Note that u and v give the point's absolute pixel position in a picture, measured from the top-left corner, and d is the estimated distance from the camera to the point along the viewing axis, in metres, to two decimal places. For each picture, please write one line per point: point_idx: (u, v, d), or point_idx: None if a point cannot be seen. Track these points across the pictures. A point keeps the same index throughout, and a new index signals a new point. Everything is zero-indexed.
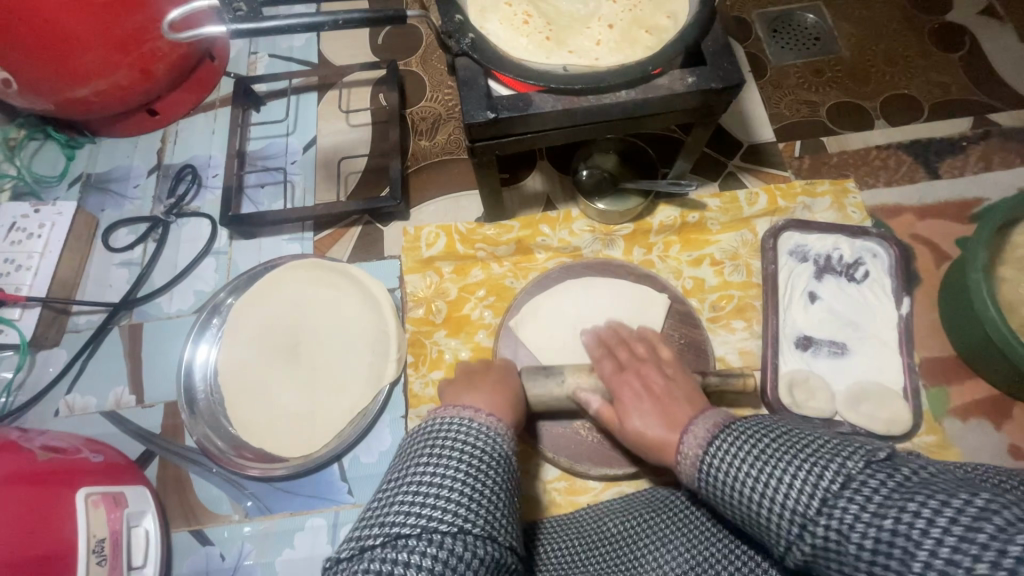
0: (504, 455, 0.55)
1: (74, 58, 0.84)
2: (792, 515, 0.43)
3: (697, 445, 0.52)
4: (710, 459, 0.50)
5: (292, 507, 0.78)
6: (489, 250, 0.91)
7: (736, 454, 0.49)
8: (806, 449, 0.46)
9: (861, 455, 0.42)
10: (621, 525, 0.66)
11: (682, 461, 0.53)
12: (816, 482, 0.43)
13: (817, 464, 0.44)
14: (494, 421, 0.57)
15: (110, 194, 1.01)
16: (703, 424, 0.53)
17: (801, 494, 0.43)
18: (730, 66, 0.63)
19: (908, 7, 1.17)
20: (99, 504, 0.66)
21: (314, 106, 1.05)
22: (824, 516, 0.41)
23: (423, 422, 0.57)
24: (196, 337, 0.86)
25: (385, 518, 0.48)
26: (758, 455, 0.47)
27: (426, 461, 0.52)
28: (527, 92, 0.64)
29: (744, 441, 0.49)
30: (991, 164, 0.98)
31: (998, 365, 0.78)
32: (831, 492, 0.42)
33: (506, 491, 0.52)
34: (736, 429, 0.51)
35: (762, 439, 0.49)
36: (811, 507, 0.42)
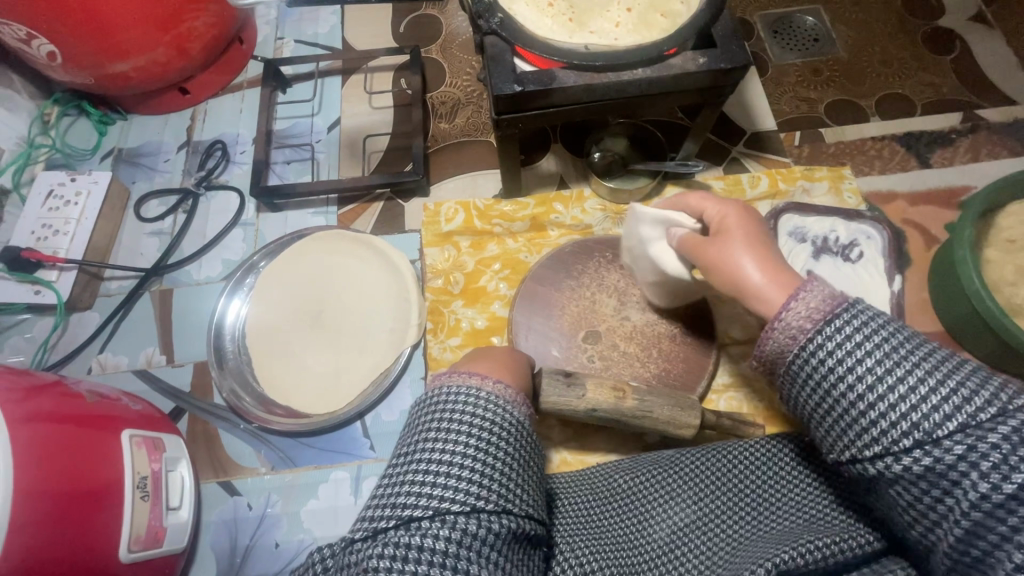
0: (514, 424, 0.55)
1: (118, 34, 0.90)
2: (912, 429, 0.40)
3: (799, 322, 0.46)
4: (822, 341, 0.45)
5: (315, 461, 0.82)
6: (505, 226, 0.96)
7: (865, 343, 0.43)
8: (952, 369, 0.41)
9: (1015, 394, 0.39)
10: (630, 481, 0.66)
11: (777, 335, 0.47)
12: (964, 403, 0.39)
13: (969, 390, 0.39)
14: (500, 388, 0.57)
15: (142, 167, 1.05)
16: (820, 294, 0.46)
17: (939, 415, 0.39)
18: (738, 49, 0.68)
19: (902, 11, 1.24)
20: (141, 446, 0.71)
21: (339, 88, 1.10)
22: (959, 441, 0.38)
23: (426, 394, 0.58)
24: (230, 292, 0.91)
25: (396, 501, 0.49)
26: (885, 357, 0.42)
27: (434, 436, 0.53)
28: (549, 68, 0.69)
29: (871, 334, 0.43)
30: (978, 156, 1.04)
31: (983, 337, 0.83)
32: (978, 420, 0.38)
33: (517, 458, 0.53)
34: (860, 313, 0.44)
35: (892, 338, 0.43)
36: (946, 428, 0.39)
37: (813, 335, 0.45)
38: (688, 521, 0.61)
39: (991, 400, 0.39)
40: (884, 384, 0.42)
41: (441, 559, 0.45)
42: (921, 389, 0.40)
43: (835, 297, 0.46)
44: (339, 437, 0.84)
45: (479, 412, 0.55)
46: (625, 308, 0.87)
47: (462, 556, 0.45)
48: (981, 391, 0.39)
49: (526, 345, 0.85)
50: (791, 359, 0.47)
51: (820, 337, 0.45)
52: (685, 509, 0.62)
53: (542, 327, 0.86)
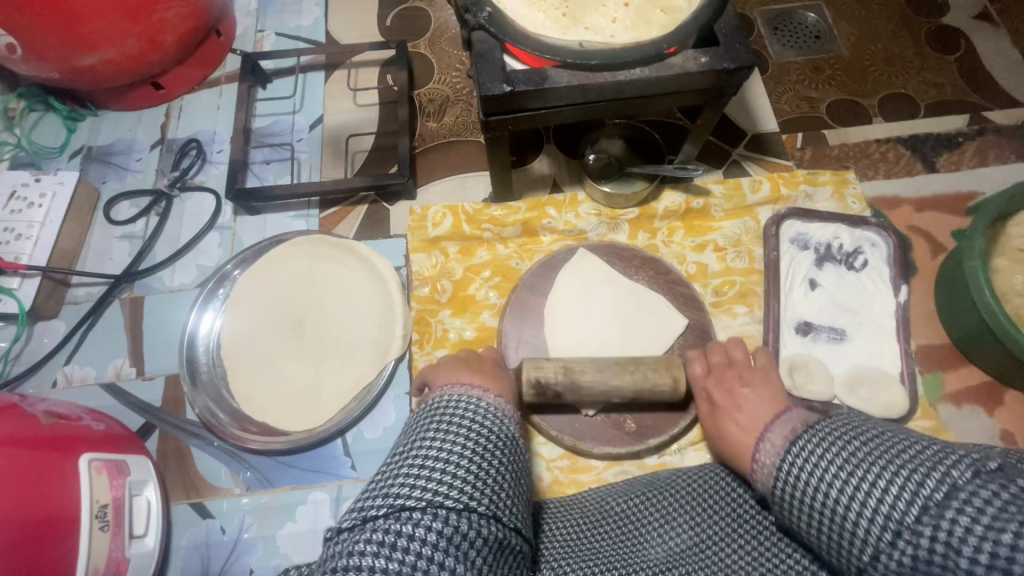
0: (509, 437, 0.56)
1: (82, 26, 0.84)
2: (884, 521, 0.41)
3: (773, 452, 0.52)
4: (788, 462, 0.50)
5: (292, 481, 0.78)
6: (495, 231, 0.91)
7: (828, 451, 0.47)
8: (904, 460, 0.43)
9: (974, 466, 0.39)
10: (625, 505, 0.63)
11: (759, 469, 0.53)
12: (915, 488, 0.40)
13: (919, 471, 0.41)
14: (500, 402, 0.58)
15: (112, 166, 1.00)
16: (780, 432, 0.53)
17: (898, 501, 0.41)
18: (742, 48, 0.64)
19: (906, 8, 1.20)
20: (102, 471, 0.66)
21: (321, 85, 1.04)
22: (925, 524, 0.39)
23: (428, 400, 0.58)
24: (201, 306, 0.86)
25: (389, 490, 0.48)
26: (845, 459, 0.46)
27: (433, 436, 0.53)
28: (541, 67, 0.64)
29: (830, 443, 0.48)
30: (986, 160, 1.01)
31: (991, 351, 0.80)
32: (935, 500, 0.39)
33: (510, 471, 0.53)
34: (820, 430, 0.50)
35: (848, 443, 0.47)
36: (910, 514, 0.40)
37: (785, 455, 0.51)
38: (684, 546, 0.57)
39: (942, 477, 0.40)
40: (852, 491, 0.44)
41: (428, 552, 0.44)
42: (878, 484, 0.43)
43: (796, 424, 0.53)
44: (319, 456, 0.79)
45: (477, 418, 0.55)
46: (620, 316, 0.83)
47: (449, 552, 0.44)
48: (932, 471, 0.40)
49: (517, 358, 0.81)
50: (776, 486, 0.51)
51: (785, 460, 0.50)
52: (679, 535, 0.58)
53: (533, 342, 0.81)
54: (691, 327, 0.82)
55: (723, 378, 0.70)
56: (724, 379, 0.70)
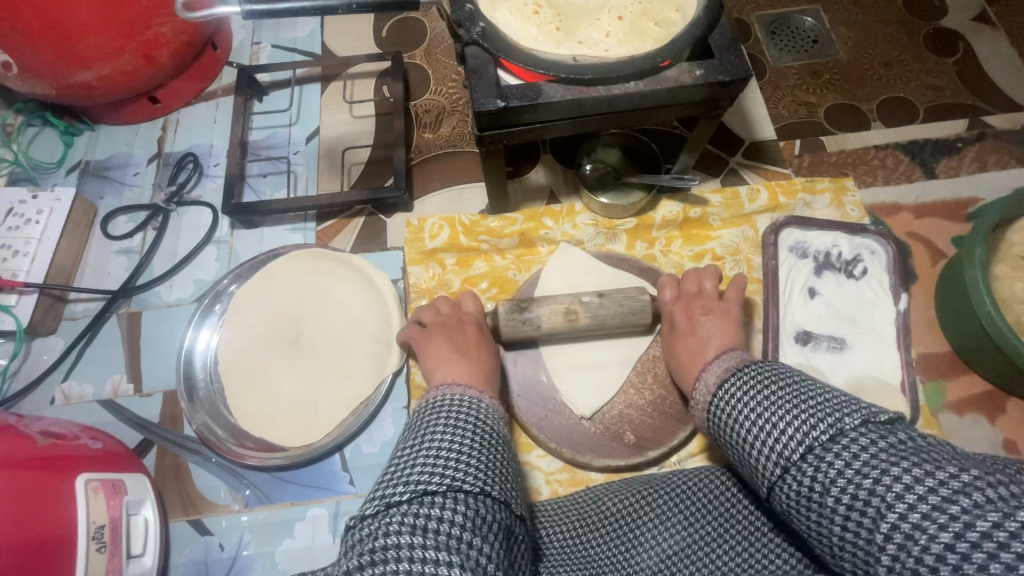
0: (503, 436, 0.58)
1: (76, 43, 0.84)
2: (778, 458, 0.48)
3: (707, 389, 0.58)
4: (718, 398, 0.56)
5: (291, 497, 0.78)
6: (492, 243, 0.91)
7: (758, 392, 0.53)
8: (815, 410, 0.48)
9: (861, 417, 0.45)
10: (620, 504, 0.62)
11: (694, 404, 0.61)
12: (808, 432, 0.47)
13: (816, 417, 0.47)
14: (483, 398, 0.60)
15: (110, 181, 1.00)
16: (717, 367, 0.59)
17: (791, 441, 0.47)
18: (736, 60, 0.64)
19: (905, 12, 1.19)
20: (98, 491, 0.65)
21: (317, 96, 1.04)
22: (809, 463, 0.46)
23: (427, 399, 0.60)
24: (198, 321, 0.86)
25: (410, 477, 0.48)
26: (764, 401, 0.52)
27: (440, 430, 0.54)
28: (536, 82, 0.64)
29: (755, 386, 0.54)
30: (985, 165, 1.00)
31: (992, 360, 0.80)
32: (821, 442, 0.46)
33: (508, 464, 0.54)
34: (750, 372, 0.55)
35: (769, 386, 0.53)
36: (798, 453, 0.47)
37: (716, 392, 0.57)
38: (675, 549, 0.57)
39: (833, 425, 0.46)
40: (763, 428, 0.50)
41: (458, 533, 0.44)
42: (785, 427, 0.49)
43: (732, 364, 0.58)
44: (316, 471, 0.79)
45: (476, 415, 0.57)
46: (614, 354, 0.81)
47: (474, 531, 0.44)
48: (826, 420, 0.46)
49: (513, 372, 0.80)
50: (709, 414, 0.58)
51: (714, 396, 0.56)
52: (671, 537, 0.58)
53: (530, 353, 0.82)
54: None
55: (689, 304, 0.74)
56: (690, 306, 0.74)
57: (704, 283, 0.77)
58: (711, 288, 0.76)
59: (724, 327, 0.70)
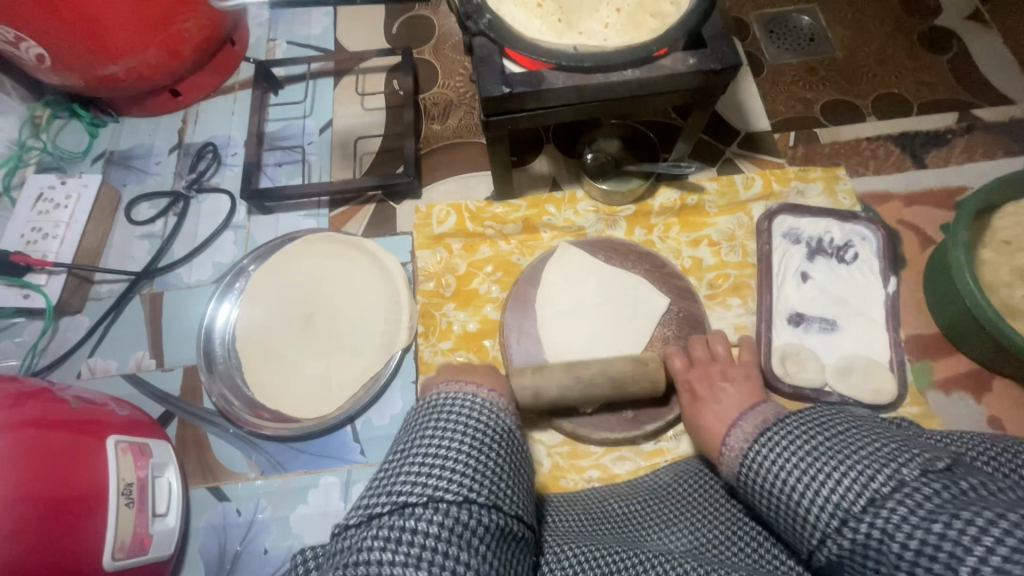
0: (505, 431, 0.58)
1: (106, 37, 0.89)
2: (834, 509, 0.46)
3: (740, 443, 0.58)
4: (756, 449, 0.55)
5: (304, 466, 0.82)
6: (497, 228, 0.95)
7: (796, 445, 0.52)
8: (867, 456, 0.47)
9: (919, 463, 0.45)
10: (626, 507, 0.68)
11: (727, 453, 0.59)
12: (868, 482, 0.45)
13: (872, 467, 0.46)
14: (494, 396, 0.60)
15: (133, 169, 1.05)
16: (751, 421, 0.58)
17: (849, 493, 0.46)
18: (728, 49, 0.68)
19: (898, 11, 1.23)
20: (127, 452, 0.70)
21: (330, 90, 1.09)
22: (868, 514, 0.44)
23: (427, 396, 0.60)
24: (218, 300, 0.90)
25: (393, 488, 0.50)
26: (810, 454, 0.50)
27: (432, 433, 0.55)
28: (539, 70, 0.68)
29: (798, 438, 0.53)
30: (975, 155, 1.04)
31: (977, 340, 0.83)
32: (881, 493, 0.44)
33: (507, 464, 0.54)
34: (789, 424, 0.55)
35: (814, 437, 0.52)
36: (857, 505, 0.45)
37: (751, 446, 0.56)
38: (682, 550, 0.59)
39: (890, 475, 0.45)
40: (811, 481, 0.49)
41: (433, 544, 0.46)
42: (838, 477, 0.47)
43: (767, 417, 0.58)
44: (328, 442, 0.83)
45: (475, 413, 0.57)
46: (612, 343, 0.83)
47: (453, 544, 0.46)
48: (882, 468, 0.45)
49: (516, 349, 0.84)
50: (742, 468, 0.57)
51: (753, 450, 0.55)
52: (681, 537, 0.61)
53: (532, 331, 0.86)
54: (685, 319, 0.86)
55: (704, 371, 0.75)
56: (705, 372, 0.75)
57: (715, 348, 0.78)
58: (723, 352, 0.77)
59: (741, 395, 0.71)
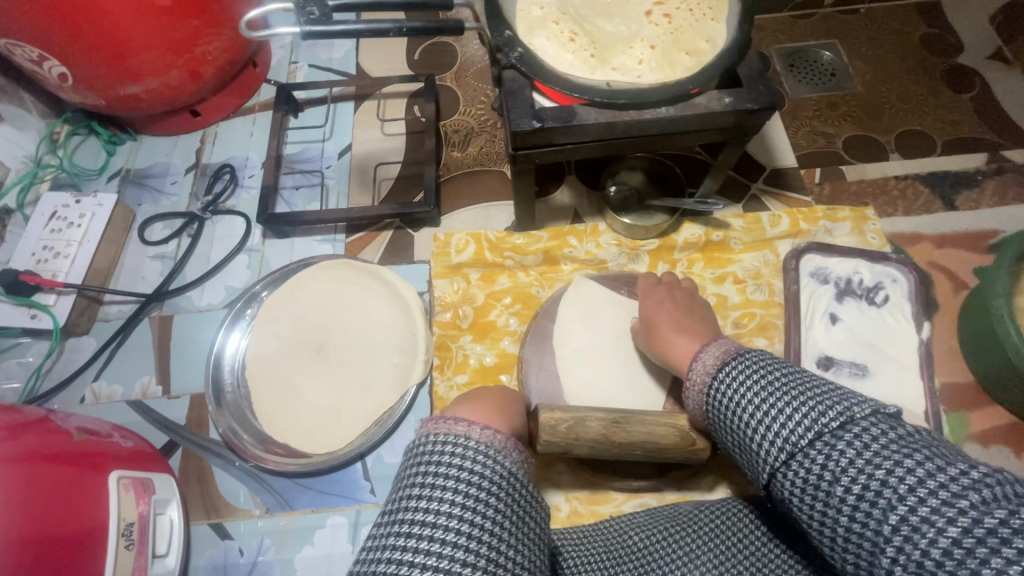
0: (507, 475, 0.46)
1: (130, 58, 0.88)
2: (783, 443, 0.46)
3: (705, 370, 0.57)
4: (718, 381, 0.55)
5: (312, 504, 0.78)
6: (517, 259, 0.93)
7: (752, 381, 0.51)
8: (823, 397, 0.46)
9: (868, 407, 0.45)
10: (646, 540, 0.61)
11: (694, 386, 0.58)
12: (815, 418, 0.45)
13: (823, 404, 0.46)
14: (490, 434, 0.47)
15: (148, 189, 1.04)
16: (716, 351, 0.57)
17: (797, 427, 0.46)
18: (765, 89, 0.66)
19: (920, 49, 1.22)
20: (129, 489, 0.67)
21: (351, 114, 1.08)
22: (817, 450, 0.44)
23: (414, 441, 0.48)
24: (229, 325, 0.88)
25: (374, 571, 0.41)
26: (766, 386, 0.50)
27: (417, 493, 0.44)
28: (570, 105, 0.66)
29: (754, 373, 0.52)
30: (1005, 198, 1.01)
31: (1018, 392, 0.79)
32: (830, 428, 0.44)
33: (513, 517, 0.45)
34: (748, 359, 0.54)
35: (769, 374, 0.51)
36: (805, 439, 0.45)
37: (716, 378, 0.55)
38: None
39: (843, 411, 0.45)
40: (763, 410, 0.49)
41: None
42: (791, 413, 0.47)
43: (731, 349, 0.57)
44: (338, 479, 0.80)
45: (469, 466, 0.45)
46: (634, 386, 0.80)
47: None
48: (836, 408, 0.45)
49: (536, 386, 0.81)
50: (707, 400, 0.56)
51: (716, 381, 0.54)
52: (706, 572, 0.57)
53: (551, 368, 0.82)
54: None
55: None
56: None
57: None
58: None
59: None
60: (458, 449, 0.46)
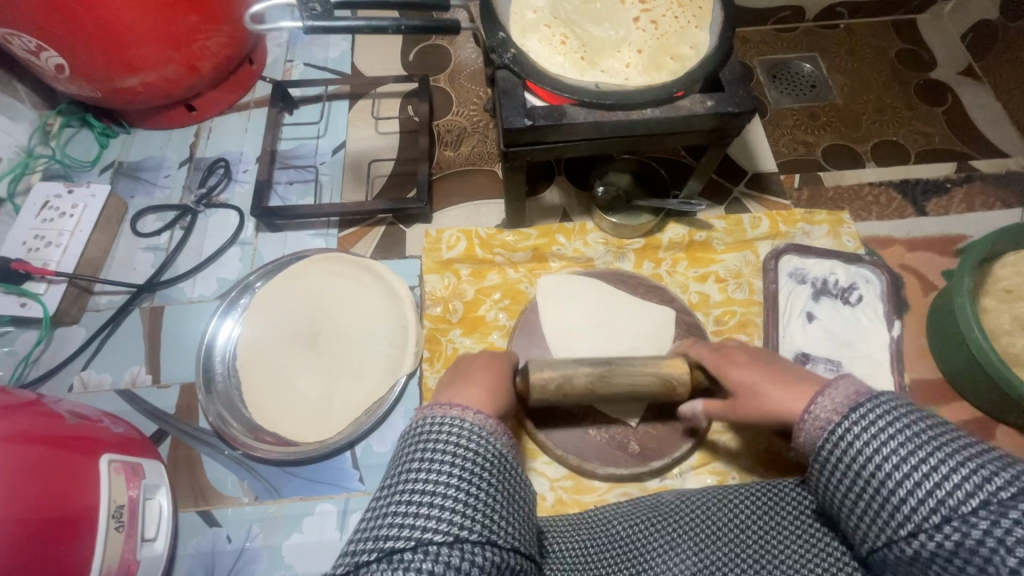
0: (500, 455, 0.48)
1: (128, 51, 0.89)
2: (937, 505, 0.41)
3: (829, 411, 0.50)
4: (846, 427, 0.48)
5: (300, 492, 0.79)
6: (506, 256, 0.95)
7: (893, 428, 0.45)
8: (985, 456, 0.40)
9: None
10: (626, 529, 0.60)
11: (809, 422, 0.51)
12: (982, 483, 0.39)
13: (989, 469, 0.40)
14: (484, 419, 0.50)
15: (141, 181, 1.05)
16: (843, 391, 0.50)
17: (957, 491, 0.40)
18: (744, 93, 0.70)
19: (896, 64, 1.28)
20: (120, 472, 0.67)
21: (345, 112, 1.10)
22: (983, 518, 0.38)
23: (410, 422, 0.51)
24: (222, 314, 0.89)
25: (379, 530, 0.43)
26: (910, 438, 0.44)
27: (418, 463, 0.46)
28: (560, 105, 0.69)
29: (892, 420, 0.45)
30: (973, 206, 1.06)
31: (983, 388, 0.83)
32: (1000, 497, 0.38)
33: (504, 492, 0.47)
34: (882, 403, 0.47)
35: (915, 425, 0.44)
36: (967, 505, 0.39)
37: (842, 420, 0.48)
38: (695, 569, 0.54)
39: (1013, 480, 0.39)
40: (910, 464, 0.43)
41: None
42: (940, 468, 0.41)
43: (857, 389, 0.50)
44: (326, 467, 0.81)
45: (464, 440, 0.48)
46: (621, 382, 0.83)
47: None
48: (1002, 471, 0.39)
49: None
50: (824, 442, 0.49)
51: (844, 423, 0.48)
52: (689, 556, 0.54)
53: None
54: None
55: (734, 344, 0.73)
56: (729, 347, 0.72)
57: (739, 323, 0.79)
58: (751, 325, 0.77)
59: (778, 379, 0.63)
60: (454, 427, 0.49)
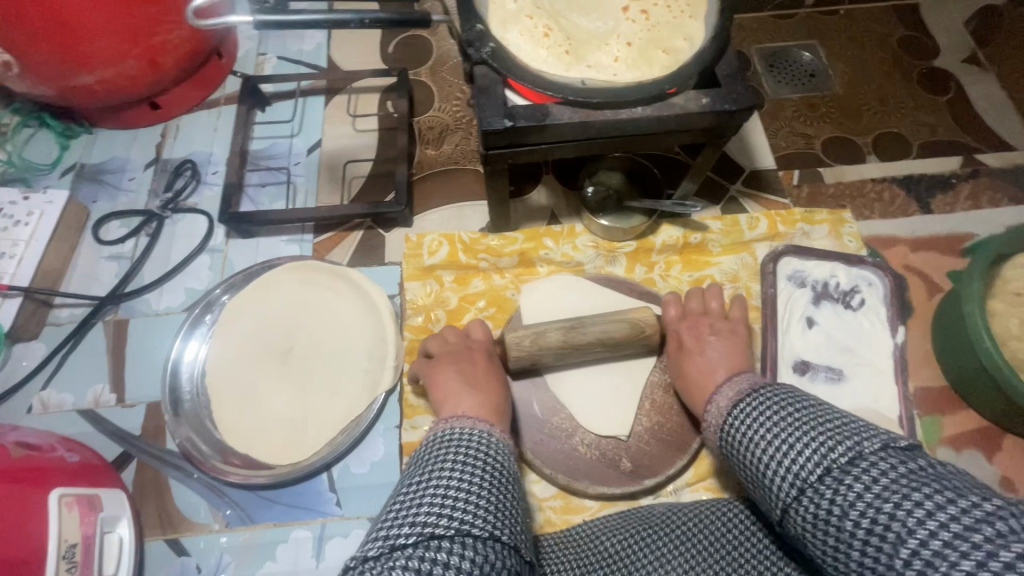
0: (513, 469, 0.54)
1: (80, 45, 0.83)
2: (794, 478, 0.48)
3: (719, 412, 0.59)
4: (732, 418, 0.56)
5: (274, 517, 0.75)
6: (491, 261, 0.90)
7: (771, 416, 0.53)
8: (843, 432, 0.47)
9: (880, 439, 0.46)
10: (617, 545, 0.63)
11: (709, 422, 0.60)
12: (826, 453, 0.46)
13: (835, 438, 0.47)
14: (492, 432, 0.57)
15: (104, 185, 0.99)
16: (730, 390, 0.59)
17: (808, 462, 0.47)
18: (743, 89, 0.64)
19: (898, 51, 1.22)
20: (73, 506, 0.62)
21: (321, 109, 1.04)
22: (828, 484, 0.45)
23: (438, 433, 0.56)
24: (186, 333, 0.84)
25: (417, 517, 0.45)
26: (779, 421, 0.52)
27: (451, 464, 0.51)
28: (543, 103, 0.64)
29: (768, 408, 0.54)
30: (979, 203, 1.02)
31: (990, 397, 0.79)
32: (839, 463, 0.45)
33: (513, 498, 0.50)
34: (762, 396, 0.56)
35: (784, 410, 0.53)
36: (814, 474, 0.46)
37: (728, 415, 0.57)
38: None
39: (852, 447, 0.46)
40: (781, 448, 0.50)
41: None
42: (801, 447, 0.49)
43: (745, 386, 0.59)
44: (304, 490, 0.76)
45: (481, 451, 0.53)
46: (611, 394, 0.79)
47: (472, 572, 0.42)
48: (851, 441, 0.46)
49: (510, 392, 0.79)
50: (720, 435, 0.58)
51: (730, 417, 0.56)
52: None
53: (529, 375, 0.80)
54: None
55: (695, 323, 0.76)
56: (695, 324, 0.76)
57: (709, 302, 0.79)
58: (716, 305, 0.79)
59: (729, 349, 0.72)
60: (476, 440, 0.55)
